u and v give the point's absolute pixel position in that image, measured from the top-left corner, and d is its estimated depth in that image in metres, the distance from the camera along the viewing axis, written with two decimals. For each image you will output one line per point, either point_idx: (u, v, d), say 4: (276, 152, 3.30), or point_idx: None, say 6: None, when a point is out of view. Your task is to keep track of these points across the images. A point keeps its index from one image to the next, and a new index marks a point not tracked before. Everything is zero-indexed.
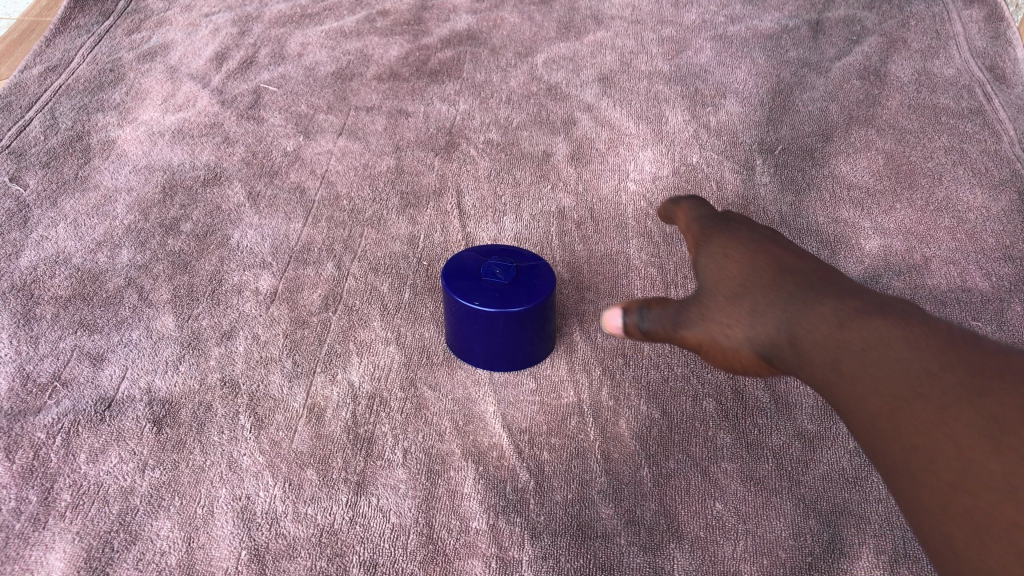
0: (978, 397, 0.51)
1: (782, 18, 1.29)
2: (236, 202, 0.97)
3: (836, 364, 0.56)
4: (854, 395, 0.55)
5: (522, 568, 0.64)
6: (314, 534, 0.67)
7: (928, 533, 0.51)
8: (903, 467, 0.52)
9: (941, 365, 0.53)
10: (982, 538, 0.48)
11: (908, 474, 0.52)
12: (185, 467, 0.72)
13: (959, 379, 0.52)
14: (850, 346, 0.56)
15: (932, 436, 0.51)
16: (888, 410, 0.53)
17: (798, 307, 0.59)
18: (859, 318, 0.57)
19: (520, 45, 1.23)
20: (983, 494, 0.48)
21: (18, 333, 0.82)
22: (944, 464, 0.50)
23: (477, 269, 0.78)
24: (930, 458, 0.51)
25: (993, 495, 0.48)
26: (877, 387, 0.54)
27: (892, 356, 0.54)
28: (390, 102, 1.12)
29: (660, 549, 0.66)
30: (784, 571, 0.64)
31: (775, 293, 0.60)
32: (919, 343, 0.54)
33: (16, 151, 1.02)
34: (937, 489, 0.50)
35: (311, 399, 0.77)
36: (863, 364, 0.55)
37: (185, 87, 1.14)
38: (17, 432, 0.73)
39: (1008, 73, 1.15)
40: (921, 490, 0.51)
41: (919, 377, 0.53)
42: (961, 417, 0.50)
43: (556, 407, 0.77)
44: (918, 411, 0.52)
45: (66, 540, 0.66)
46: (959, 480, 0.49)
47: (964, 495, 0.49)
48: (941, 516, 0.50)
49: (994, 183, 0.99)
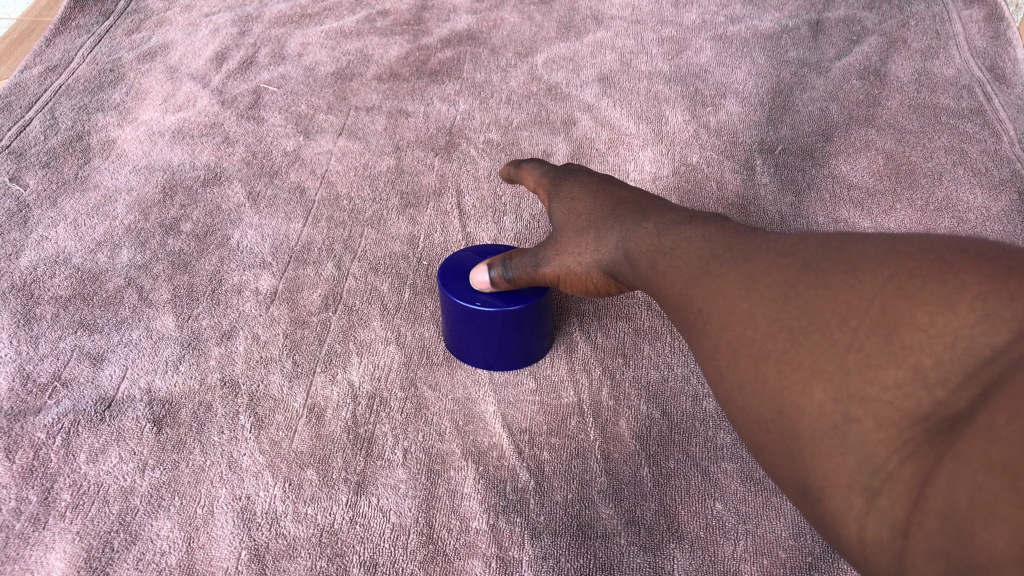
0: (757, 277, 0.50)
1: (782, 17, 1.29)
2: (236, 202, 0.97)
3: (653, 265, 0.57)
4: (666, 289, 0.55)
5: (522, 568, 0.65)
6: (314, 534, 0.67)
7: (740, 417, 0.48)
8: (712, 351, 0.50)
9: (734, 256, 0.52)
10: (787, 407, 0.45)
11: (719, 371, 0.49)
12: (185, 467, 0.72)
13: (747, 262, 0.51)
14: (657, 248, 0.57)
15: (733, 315, 0.49)
16: (702, 304, 0.52)
17: (623, 226, 0.63)
18: (665, 229, 0.59)
19: (520, 45, 1.23)
20: (779, 366, 0.46)
21: (18, 333, 0.82)
22: (748, 340, 0.48)
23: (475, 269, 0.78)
24: (737, 334, 0.49)
25: (790, 362, 0.46)
26: (673, 284, 0.54)
27: (679, 256, 0.55)
28: (390, 102, 1.12)
29: (660, 549, 0.66)
30: (783, 571, 0.64)
31: (608, 216, 0.66)
32: (699, 244, 0.55)
33: (17, 151, 1.02)
34: (750, 367, 0.47)
35: (311, 399, 0.77)
36: (669, 266, 0.56)
37: (185, 87, 1.14)
38: (17, 432, 0.74)
39: (1008, 73, 1.14)
40: (734, 375, 0.48)
41: (698, 269, 0.53)
42: (758, 297, 0.49)
43: (556, 407, 0.77)
44: (720, 298, 0.51)
45: (66, 540, 0.66)
46: (760, 354, 0.47)
47: (767, 368, 0.47)
48: (737, 397, 0.48)
49: (994, 183, 0.99)
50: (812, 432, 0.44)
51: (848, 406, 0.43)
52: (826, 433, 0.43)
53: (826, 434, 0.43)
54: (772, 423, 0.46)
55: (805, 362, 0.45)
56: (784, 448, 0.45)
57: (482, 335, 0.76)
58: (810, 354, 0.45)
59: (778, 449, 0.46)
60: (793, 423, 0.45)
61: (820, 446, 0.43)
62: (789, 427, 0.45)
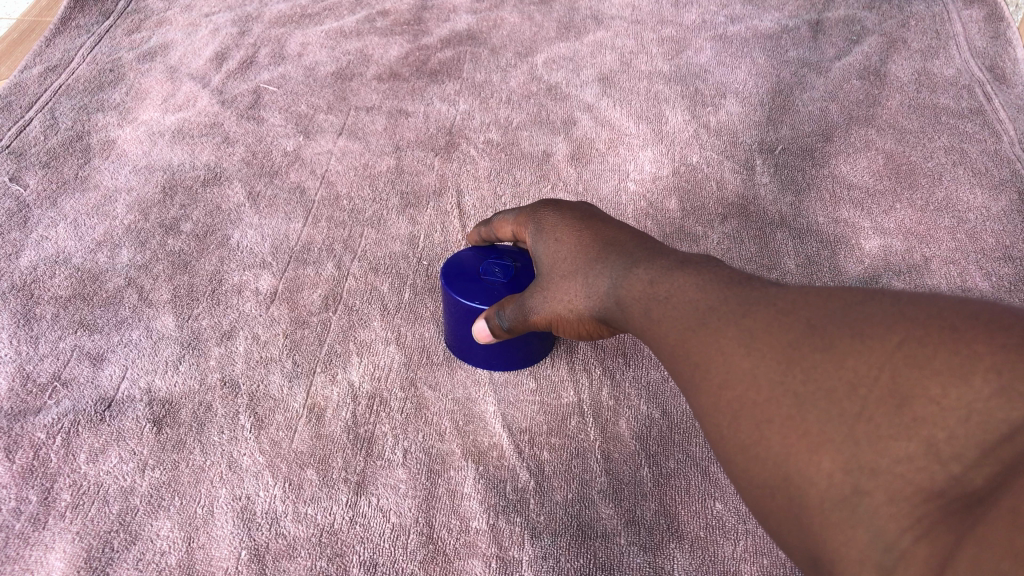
0: (755, 334, 0.49)
1: (782, 17, 1.28)
2: (236, 202, 0.97)
3: (645, 315, 0.55)
4: (661, 343, 0.54)
5: (523, 568, 0.65)
6: (314, 533, 0.67)
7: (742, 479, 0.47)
8: (712, 412, 0.49)
9: (733, 310, 0.51)
10: (790, 475, 0.44)
11: (718, 432, 0.48)
12: (185, 467, 0.72)
13: (744, 318, 0.50)
14: (649, 300, 0.56)
15: (729, 377, 0.48)
16: (702, 361, 0.50)
17: (617, 275, 0.60)
18: (658, 275, 0.57)
19: (520, 45, 1.23)
20: (779, 434, 0.45)
21: (18, 333, 0.82)
22: (746, 406, 0.47)
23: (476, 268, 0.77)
24: (735, 398, 0.48)
25: (793, 429, 0.45)
26: (669, 337, 0.53)
27: (674, 307, 0.54)
28: (390, 102, 1.12)
29: (660, 549, 0.66)
30: (783, 571, 0.65)
31: (603, 262, 0.62)
32: (695, 295, 0.54)
33: (17, 151, 1.02)
34: (748, 432, 0.46)
35: (311, 399, 0.77)
36: (663, 317, 0.54)
37: (185, 87, 1.14)
38: (16, 432, 0.74)
39: (1008, 73, 1.15)
40: (734, 438, 0.47)
41: (695, 321, 0.52)
42: (759, 361, 0.48)
43: (556, 407, 0.77)
44: (717, 357, 0.49)
45: (66, 540, 0.66)
46: (761, 420, 0.46)
47: (768, 435, 0.46)
48: (737, 460, 0.47)
49: (994, 183, 0.99)
50: (816, 502, 0.43)
51: (852, 479, 0.42)
52: (830, 508, 0.42)
53: (830, 507, 0.42)
54: (773, 489, 0.45)
55: (808, 432, 0.44)
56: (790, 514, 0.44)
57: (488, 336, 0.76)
58: (814, 424, 0.44)
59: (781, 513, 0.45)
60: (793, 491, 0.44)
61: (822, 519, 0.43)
62: (791, 496, 0.44)
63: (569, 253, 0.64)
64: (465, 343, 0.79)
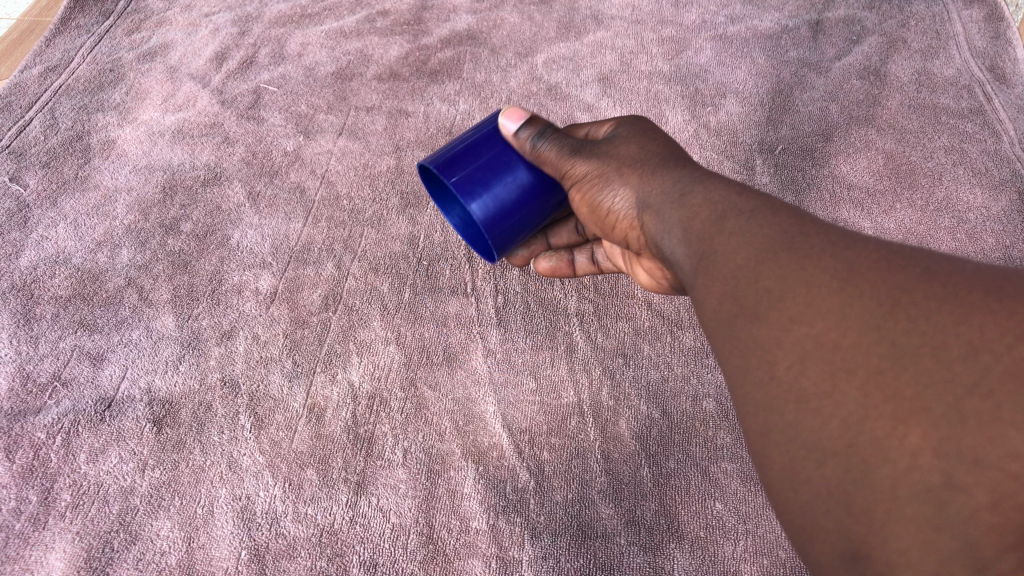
0: (852, 279, 0.50)
1: (782, 17, 1.28)
2: (236, 202, 0.97)
3: (722, 234, 0.56)
4: (728, 266, 0.54)
5: (522, 568, 0.66)
6: (315, 533, 0.68)
7: (771, 423, 0.50)
8: (781, 343, 0.51)
9: (828, 250, 0.52)
10: (845, 423, 0.48)
11: (772, 367, 0.51)
12: (185, 467, 0.72)
13: (841, 260, 0.52)
14: (727, 217, 0.57)
15: (812, 311, 0.50)
16: (777, 290, 0.52)
17: (687, 172, 0.63)
18: (741, 200, 0.58)
19: (520, 45, 1.23)
20: (853, 380, 0.48)
21: (18, 333, 0.83)
22: (824, 347, 0.49)
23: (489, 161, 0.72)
24: (812, 338, 0.50)
25: (865, 381, 0.48)
26: (742, 260, 0.54)
27: (758, 236, 0.55)
28: (390, 102, 1.12)
29: (660, 549, 0.67)
30: (783, 571, 0.66)
31: (670, 155, 0.66)
32: (779, 227, 0.55)
33: (17, 151, 1.02)
34: (815, 375, 0.49)
35: (311, 398, 0.77)
36: (740, 243, 0.55)
37: (185, 87, 1.14)
38: (17, 432, 0.74)
39: (1008, 73, 1.15)
40: (790, 376, 0.50)
41: (781, 249, 0.53)
42: (852, 304, 0.50)
43: (556, 407, 0.77)
44: (802, 288, 0.51)
45: (66, 539, 0.68)
46: (834, 366, 0.49)
47: (842, 382, 0.48)
48: (783, 400, 0.50)
49: (994, 183, 0.99)
50: (862, 458, 0.47)
51: (907, 442, 0.46)
52: (881, 467, 0.47)
53: (880, 464, 0.47)
54: (822, 438, 0.48)
55: (882, 386, 0.47)
56: (815, 459, 0.48)
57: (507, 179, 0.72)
58: (892, 380, 0.47)
59: (805, 463, 0.49)
60: (844, 443, 0.47)
61: (860, 474, 0.47)
62: (834, 446, 0.48)
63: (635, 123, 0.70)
64: (469, 169, 0.71)
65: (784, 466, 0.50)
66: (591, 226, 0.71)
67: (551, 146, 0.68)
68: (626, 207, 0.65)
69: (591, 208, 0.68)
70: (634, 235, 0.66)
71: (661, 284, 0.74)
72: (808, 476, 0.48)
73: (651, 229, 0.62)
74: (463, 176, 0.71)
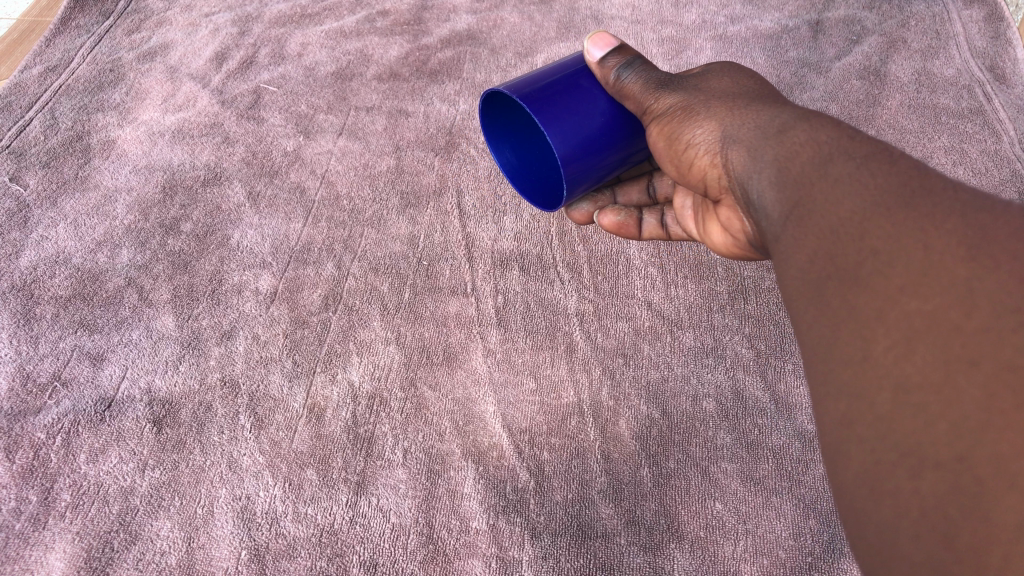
0: (982, 253, 0.50)
1: (782, 17, 1.28)
2: (236, 202, 0.97)
3: (825, 179, 0.58)
4: (829, 217, 0.56)
5: (522, 568, 0.66)
6: (314, 534, 0.68)
7: (858, 415, 0.49)
8: (889, 299, 0.50)
9: (957, 211, 0.53)
10: (956, 426, 0.45)
11: (869, 345, 0.50)
12: (185, 467, 0.72)
13: (971, 224, 0.52)
14: (832, 163, 0.59)
15: (927, 284, 0.49)
16: (887, 249, 0.52)
17: (784, 114, 0.67)
18: (851, 144, 0.60)
19: (520, 45, 1.23)
20: (973, 374, 0.46)
21: (18, 333, 0.83)
22: (941, 331, 0.48)
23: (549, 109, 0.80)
24: (923, 317, 0.48)
25: (987, 379, 0.45)
26: (845, 212, 0.55)
27: (870, 187, 0.56)
28: (390, 102, 1.12)
29: (660, 549, 0.67)
30: (783, 571, 0.66)
31: (761, 101, 0.71)
32: (895, 178, 0.56)
33: (17, 151, 1.02)
34: (924, 362, 0.47)
35: (311, 399, 0.78)
36: (846, 193, 0.56)
37: (185, 87, 1.14)
38: (17, 432, 0.74)
39: (1008, 73, 1.15)
40: (888, 360, 0.49)
41: (897, 205, 0.54)
42: (981, 282, 0.48)
43: (556, 407, 0.77)
44: (919, 251, 0.51)
45: (66, 539, 0.68)
46: (950, 354, 0.47)
47: (958, 374, 0.46)
48: (879, 388, 0.48)
49: (994, 183, 0.99)
50: (975, 473, 0.44)
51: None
52: (997, 492, 0.43)
53: (996, 484, 0.43)
54: (923, 440, 0.46)
55: (1012, 387, 0.45)
56: (911, 466, 0.46)
57: (574, 100, 0.80)
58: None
59: (894, 469, 0.46)
60: (950, 453, 0.45)
61: (968, 494, 0.44)
62: (937, 451, 0.45)
63: (728, 71, 0.77)
64: (542, 89, 0.80)
65: (867, 472, 0.47)
66: (667, 165, 0.76)
67: (636, 75, 0.77)
68: (707, 140, 0.69)
69: (669, 142, 0.74)
70: (713, 173, 0.70)
71: (735, 245, 0.77)
72: (899, 487, 0.46)
73: (737, 164, 0.66)
74: (536, 92, 0.80)
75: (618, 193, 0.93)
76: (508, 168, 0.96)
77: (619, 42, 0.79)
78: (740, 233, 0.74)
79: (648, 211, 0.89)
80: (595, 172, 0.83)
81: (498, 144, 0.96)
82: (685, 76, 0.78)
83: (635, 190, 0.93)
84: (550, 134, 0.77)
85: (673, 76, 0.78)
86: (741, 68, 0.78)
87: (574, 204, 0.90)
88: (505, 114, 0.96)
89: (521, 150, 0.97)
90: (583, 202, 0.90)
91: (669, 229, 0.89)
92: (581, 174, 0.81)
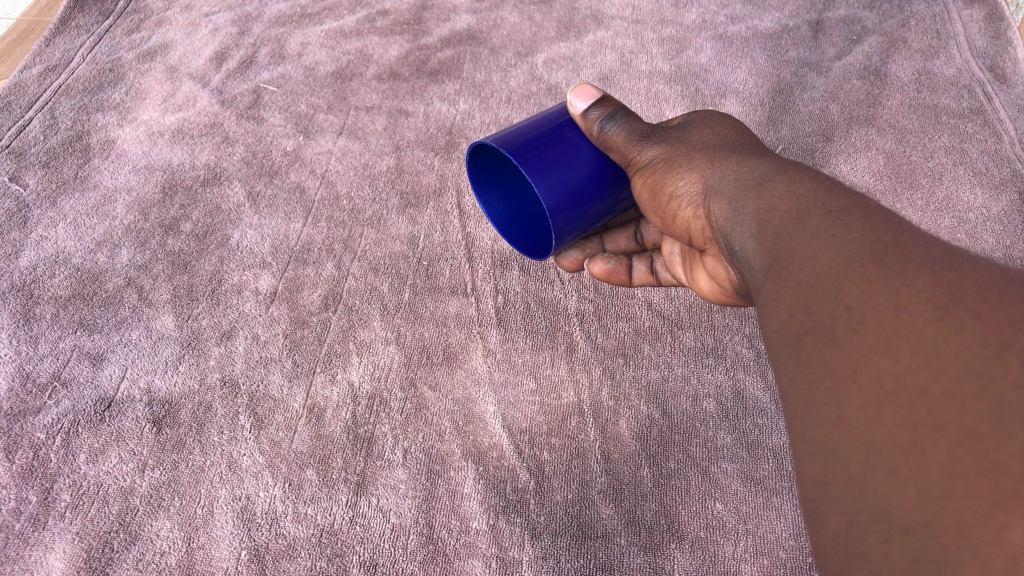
0: (951, 313, 0.47)
1: (782, 18, 1.27)
2: (235, 202, 0.97)
3: (803, 234, 0.55)
4: (807, 273, 0.53)
5: (522, 568, 0.66)
6: (314, 534, 0.68)
7: (833, 475, 0.47)
8: (862, 361, 0.48)
9: (926, 267, 0.50)
10: (923, 493, 0.43)
11: (842, 405, 0.48)
12: (185, 467, 0.72)
13: (940, 281, 0.49)
14: (810, 217, 0.56)
15: (897, 344, 0.47)
16: (860, 308, 0.49)
17: (764, 166, 0.63)
18: (828, 198, 0.57)
19: (520, 45, 1.23)
20: (938, 439, 0.44)
21: (18, 333, 0.83)
22: (909, 393, 0.46)
23: (538, 157, 0.77)
24: (894, 378, 0.46)
25: (953, 444, 0.44)
26: (822, 267, 0.52)
27: (845, 241, 0.53)
28: (390, 102, 1.12)
29: (660, 549, 0.67)
30: (783, 571, 0.66)
31: (742, 152, 0.68)
32: (870, 231, 0.53)
33: (16, 151, 1.02)
34: (893, 424, 0.45)
35: (311, 399, 0.77)
36: (824, 248, 0.53)
37: (185, 87, 1.13)
38: (17, 432, 0.74)
39: (1008, 73, 1.14)
40: (859, 422, 0.47)
41: (871, 259, 0.51)
42: (948, 343, 0.46)
43: (556, 407, 0.77)
44: (889, 308, 0.48)
45: (66, 540, 0.68)
46: (917, 416, 0.45)
47: (925, 438, 0.44)
48: (852, 449, 0.46)
49: (995, 183, 0.99)
50: (941, 540, 0.42)
51: (999, 538, 0.41)
52: (964, 561, 0.42)
53: (962, 553, 0.42)
54: (891, 505, 0.44)
55: (974, 454, 0.43)
56: (880, 530, 0.44)
57: (560, 152, 0.78)
58: (989, 449, 0.43)
59: (867, 532, 0.45)
60: (918, 519, 0.43)
61: (935, 562, 0.42)
62: (908, 515, 0.44)
63: (710, 120, 0.74)
64: (527, 141, 0.78)
65: (841, 534, 0.46)
66: (652, 215, 0.73)
67: (619, 126, 0.74)
68: (690, 192, 0.66)
69: (652, 193, 0.71)
70: (696, 224, 0.67)
71: (722, 292, 0.72)
72: (871, 550, 0.44)
73: (719, 216, 0.62)
74: (521, 143, 0.78)
75: (607, 240, 0.87)
76: (497, 218, 0.91)
77: (601, 92, 0.76)
78: (726, 282, 0.70)
79: (637, 258, 0.84)
80: (584, 221, 0.80)
81: (487, 195, 0.91)
82: (668, 126, 0.75)
83: (622, 236, 0.88)
84: (537, 186, 0.75)
85: (656, 126, 0.75)
86: (723, 116, 0.75)
87: (562, 252, 0.86)
88: (494, 164, 0.91)
89: (510, 201, 0.92)
90: (571, 249, 0.86)
91: (659, 275, 0.84)
92: (569, 224, 0.78)
